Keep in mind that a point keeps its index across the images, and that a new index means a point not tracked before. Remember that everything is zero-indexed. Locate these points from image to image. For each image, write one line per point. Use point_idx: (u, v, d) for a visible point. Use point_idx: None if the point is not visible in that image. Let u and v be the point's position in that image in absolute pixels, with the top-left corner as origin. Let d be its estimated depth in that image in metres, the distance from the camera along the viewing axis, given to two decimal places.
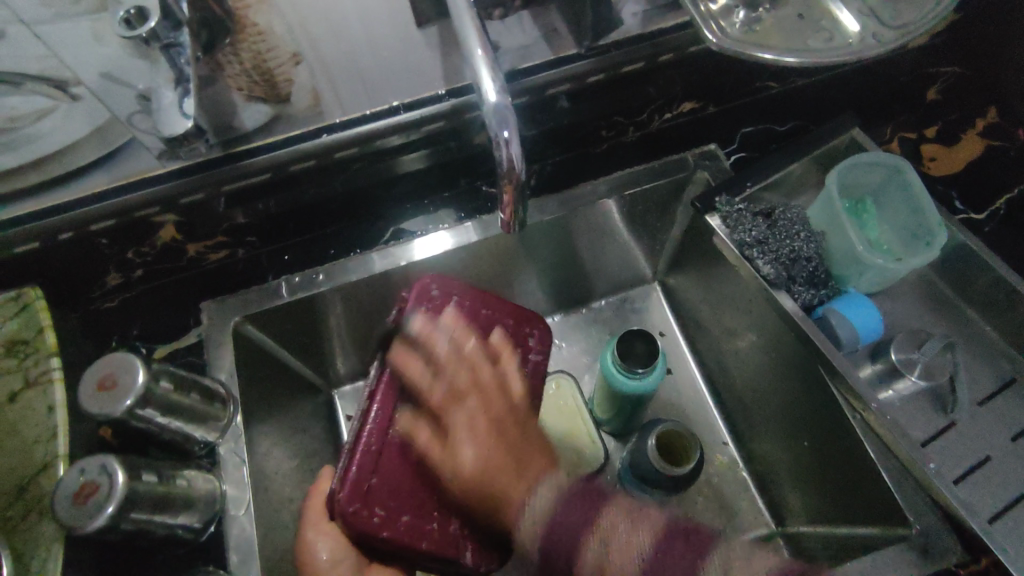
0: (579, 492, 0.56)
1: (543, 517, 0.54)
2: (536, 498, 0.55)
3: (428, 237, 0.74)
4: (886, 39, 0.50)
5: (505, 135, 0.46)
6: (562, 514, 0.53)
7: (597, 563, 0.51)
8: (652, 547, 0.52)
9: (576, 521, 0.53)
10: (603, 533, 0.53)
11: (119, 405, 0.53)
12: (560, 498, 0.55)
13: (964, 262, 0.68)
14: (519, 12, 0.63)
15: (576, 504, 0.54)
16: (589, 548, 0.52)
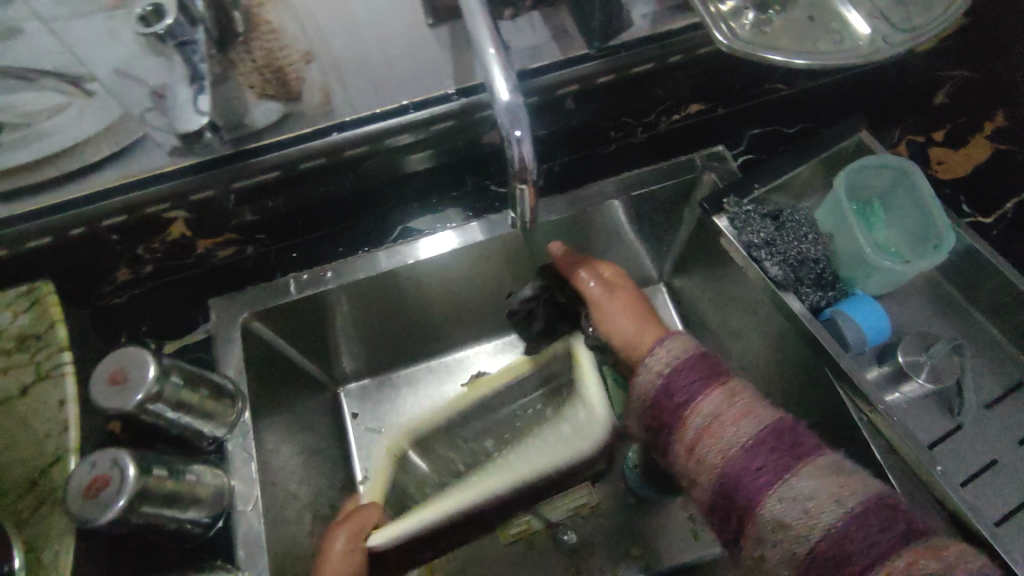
0: (705, 360, 0.54)
1: (672, 361, 0.54)
2: (671, 343, 0.55)
3: (435, 236, 0.75)
4: (895, 42, 0.50)
5: (518, 134, 0.45)
6: (687, 369, 0.53)
7: (706, 419, 0.50)
8: (762, 436, 0.48)
9: (687, 384, 0.52)
10: (722, 396, 0.51)
11: (129, 399, 0.53)
12: (687, 357, 0.54)
13: (970, 265, 0.68)
14: (530, 12, 0.64)
15: (691, 368, 0.53)
16: (698, 411, 0.51)
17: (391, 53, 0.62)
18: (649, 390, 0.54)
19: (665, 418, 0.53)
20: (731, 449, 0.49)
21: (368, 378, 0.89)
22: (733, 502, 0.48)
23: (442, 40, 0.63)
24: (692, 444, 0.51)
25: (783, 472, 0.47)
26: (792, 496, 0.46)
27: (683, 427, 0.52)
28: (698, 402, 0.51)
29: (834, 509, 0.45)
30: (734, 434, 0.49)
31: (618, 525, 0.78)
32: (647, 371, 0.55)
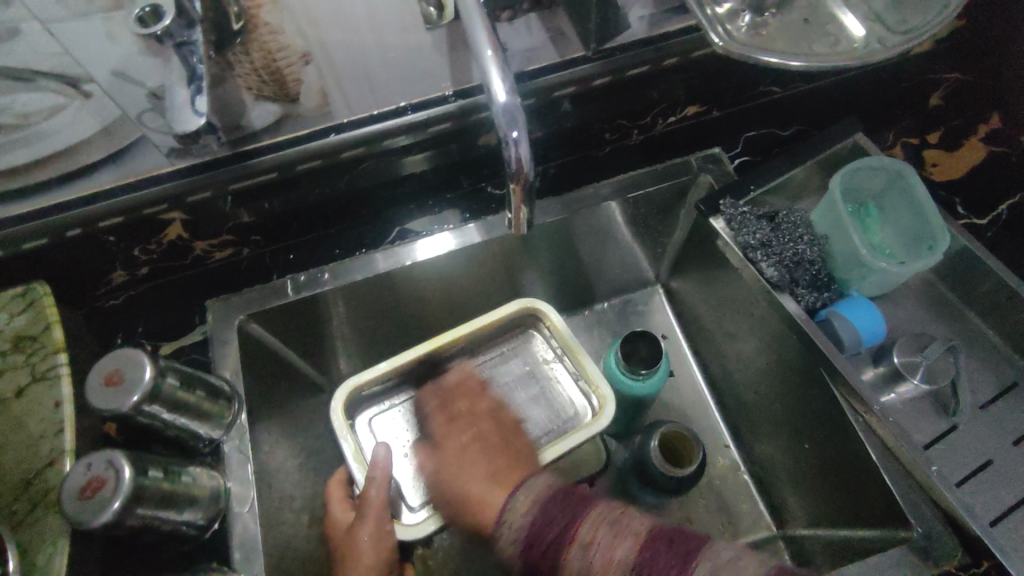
0: (563, 495, 0.52)
1: (525, 516, 0.51)
2: (520, 497, 0.53)
3: (431, 238, 0.75)
4: (889, 44, 0.50)
5: (514, 136, 0.45)
6: (545, 519, 0.50)
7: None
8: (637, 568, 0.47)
9: (555, 530, 0.49)
10: (581, 547, 0.48)
11: (125, 401, 0.53)
12: (537, 510, 0.51)
13: (966, 267, 0.68)
14: (528, 15, 0.65)
15: (554, 511, 0.50)
16: (569, 564, 0.48)
17: (389, 55, 0.62)
18: (517, 554, 0.51)
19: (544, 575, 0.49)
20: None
21: None
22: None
23: (440, 42, 0.63)
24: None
25: None
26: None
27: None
28: (563, 558, 0.48)
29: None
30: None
31: None
32: (504, 549, 0.52)
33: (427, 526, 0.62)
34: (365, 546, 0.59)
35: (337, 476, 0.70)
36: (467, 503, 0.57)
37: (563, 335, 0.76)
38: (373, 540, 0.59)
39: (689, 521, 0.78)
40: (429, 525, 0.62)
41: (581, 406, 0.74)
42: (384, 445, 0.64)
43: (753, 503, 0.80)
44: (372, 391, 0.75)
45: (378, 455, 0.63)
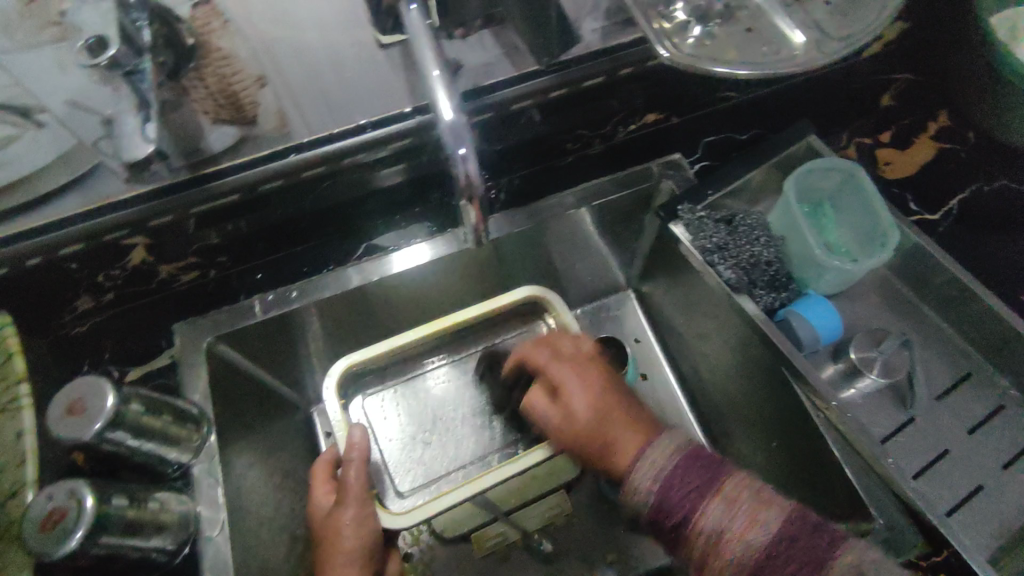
0: (701, 460, 0.53)
1: (656, 475, 0.53)
2: (658, 446, 0.55)
3: (407, 250, 0.75)
4: (829, 51, 0.52)
5: (462, 153, 0.46)
6: (676, 479, 0.52)
7: (713, 534, 0.49)
8: (774, 554, 0.48)
9: (694, 482, 0.51)
10: (722, 502, 0.50)
11: (88, 429, 0.53)
12: (676, 463, 0.53)
13: (918, 262, 0.70)
14: (480, 31, 0.65)
15: (693, 467, 0.52)
16: (700, 526, 0.50)
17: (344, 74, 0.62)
18: (642, 511, 0.54)
19: (669, 532, 0.52)
20: (746, 563, 0.48)
21: None
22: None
23: (395, 62, 0.63)
24: (703, 558, 0.50)
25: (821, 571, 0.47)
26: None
27: (690, 543, 0.51)
28: (696, 518, 0.50)
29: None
30: (744, 550, 0.48)
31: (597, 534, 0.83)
32: (637, 488, 0.54)
33: (414, 514, 0.66)
34: (347, 528, 0.61)
35: (321, 458, 0.69)
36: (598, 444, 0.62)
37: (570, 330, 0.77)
38: (355, 518, 0.62)
39: None
40: (413, 516, 0.66)
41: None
42: (360, 428, 0.68)
43: None
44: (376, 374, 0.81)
45: (352, 437, 0.67)
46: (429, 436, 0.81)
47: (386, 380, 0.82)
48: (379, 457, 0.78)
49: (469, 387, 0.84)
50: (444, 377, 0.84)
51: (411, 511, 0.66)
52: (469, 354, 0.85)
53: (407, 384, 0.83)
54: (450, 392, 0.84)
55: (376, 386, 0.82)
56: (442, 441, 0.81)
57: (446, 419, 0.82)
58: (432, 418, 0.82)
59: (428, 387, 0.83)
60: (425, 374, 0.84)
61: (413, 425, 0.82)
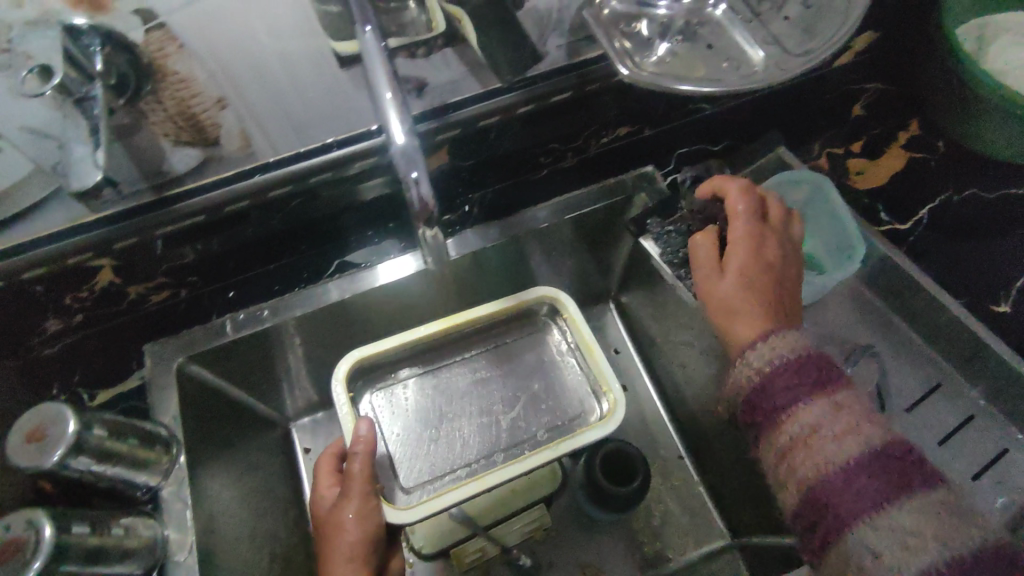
0: (813, 364, 0.52)
1: (772, 361, 0.53)
2: (775, 339, 0.54)
3: (391, 263, 0.75)
4: (788, 66, 0.52)
5: (414, 176, 0.46)
6: (785, 371, 0.52)
7: (804, 425, 0.49)
8: (852, 467, 0.47)
9: (805, 382, 0.51)
10: (829, 407, 0.49)
11: (47, 457, 0.52)
12: (792, 356, 0.53)
13: (889, 273, 0.70)
14: (445, 49, 0.61)
15: (808, 369, 0.51)
16: (795, 419, 0.50)
17: (307, 95, 0.58)
18: (737, 398, 0.55)
19: (760, 417, 0.52)
20: (829, 462, 0.47)
21: (321, 412, 0.90)
22: (824, 517, 0.47)
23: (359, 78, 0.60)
24: (787, 447, 0.50)
25: (883, 502, 0.45)
26: (925, 509, 0.44)
27: (778, 431, 0.51)
28: (796, 410, 0.50)
29: (940, 552, 0.43)
30: (833, 450, 0.48)
31: (576, 545, 0.82)
32: (744, 366, 0.54)
33: (416, 511, 0.62)
34: (348, 523, 0.60)
35: (327, 450, 0.68)
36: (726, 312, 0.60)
37: (579, 329, 0.74)
38: (357, 513, 0.60)
39: (647, 535, 0.82)
40: (417, 512, 0.62)
41: (588, 404, 0.73)
42: (367, 422, 0.63)
43: (709, 511, 0.84)
44: (379, 366, 0.74)
45: (359, 431, 0.63)
46: (439, 434, 0.72)
47: (390, 372, 0.75)
48: (381, 451, 0.70)
49: (480, 383, 0.76)
50: (453, 372, 0.76)
51: (413, 508, 0.62)
52: (479, 353, 0.78)
53: (417, 380, 0.75)
54: (458, 388, 0.76)
55: (383, 381, 0.74)
56: (450, 439, 0.72)
57: (456, 416, 0.74)
58: (439, 415, 0.74)
59: (441, 383, 0.76)
60: (433, 369, 0.76)
61: (420, 423, 0.73)
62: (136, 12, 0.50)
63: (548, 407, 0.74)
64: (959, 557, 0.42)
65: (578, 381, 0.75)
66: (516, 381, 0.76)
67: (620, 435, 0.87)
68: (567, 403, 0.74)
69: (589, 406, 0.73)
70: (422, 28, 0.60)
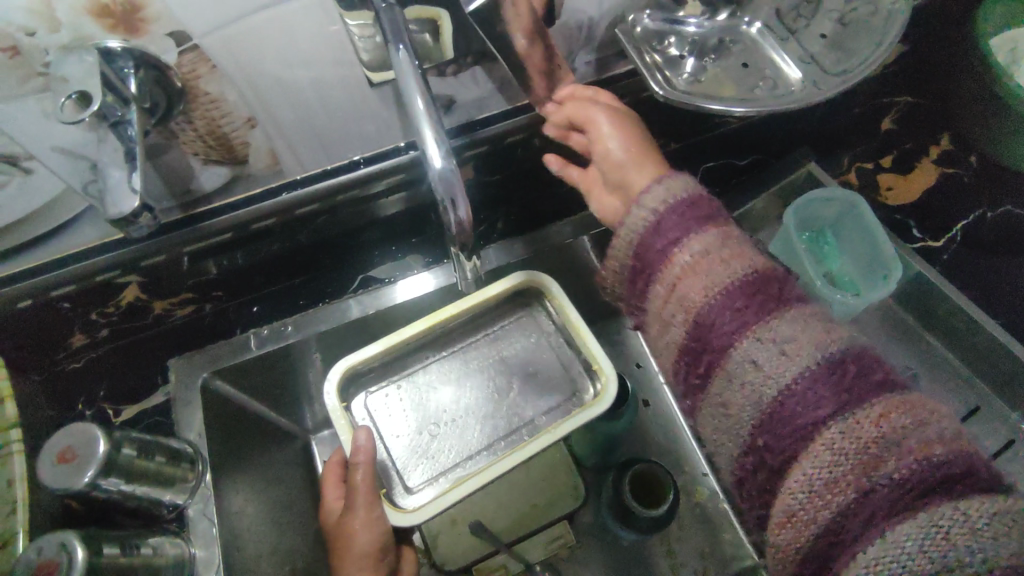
0: (699, 204, 0.52)
1: (668, 200, 0.52)
2: (669, 183, 0.53)
3: (411, 279, 0.74)
4: (825, 86, 0.52)
5: (452, 200, 0.45)
6: (672, 214, 0.52)
7: (692, 252, 0.49)
8: (733, 289, 0.47)
9: (684, 226, 0.51)
10: (705, 241, 0.49)
11: (79, 478, 0.52)
12: (686, 194, 0.52)
13: (924, 292, 0.69)
14: (472, 68, 0.58)
15: (686, 211, 0.51)
16: (685, 252, 0.50)
17: (336, 113, 0.57)
18: (629, 252, 0.54)
19: (650, 259, 0.52)
20: (712, 285, 0.48)
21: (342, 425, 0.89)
22: (709, 338, 0.48)
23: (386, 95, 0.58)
24: (674, 278, 0.50)
25: (761, 316, 0.46)
26: (796, 316, 0.45)
27: (669, 266, 0.50)
28: (685, 242, 0.50)
29: (806, 359, 0.43)
30: (719, 274, 0.48)
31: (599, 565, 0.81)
32: (638, 218, 0.53)
33: (423, 511, 0.60)
34: (359, 532, 0.59)
35: (332, 459, 0.68)
36: (624, 173, 0.60)
37: (566, 311, 0.70)
38: (365, 523, 0.59)
39: (672, 554, 0.81)
40: (423, 513, 0.60)
41: (581, 383, 0.70)
42: (366, 430, 0.62)
43: (734, 530, 0.82)
44: (372, 367, 0.70)
45: (358, 441, 0.62)
46: (438, 427, 0.69)
47: (385, 373, 0.71)
48: (382, 455, 0.67)
49: (477, 374, 0.72)
50: (449, 364, 0.72)
51: (422, 507, 0.60)
52: (475, 339, 0.73)
53: (412, 374, 0.72)
54: (454, 380, 0.71)
55: (380, 380, 0.71)
56: (450, 431, 0.69)
57: (453, 407, 0.70)
58: (437, 409, 0.70)
59: (438, 374, 0.72)
60: (428, 361, 0.72)
61: (420, 418, 0.70)
62: (171, 34, 0.46)
63: (548, 388, 0.70)
64: (829, 357, 0.43)
65: (569, 360, 0.72)
66: (512, 366, 0.72)
67: (643, 452, 0.86)
68: (559, 382, 0.71)
69: (582, 387, 0.70)
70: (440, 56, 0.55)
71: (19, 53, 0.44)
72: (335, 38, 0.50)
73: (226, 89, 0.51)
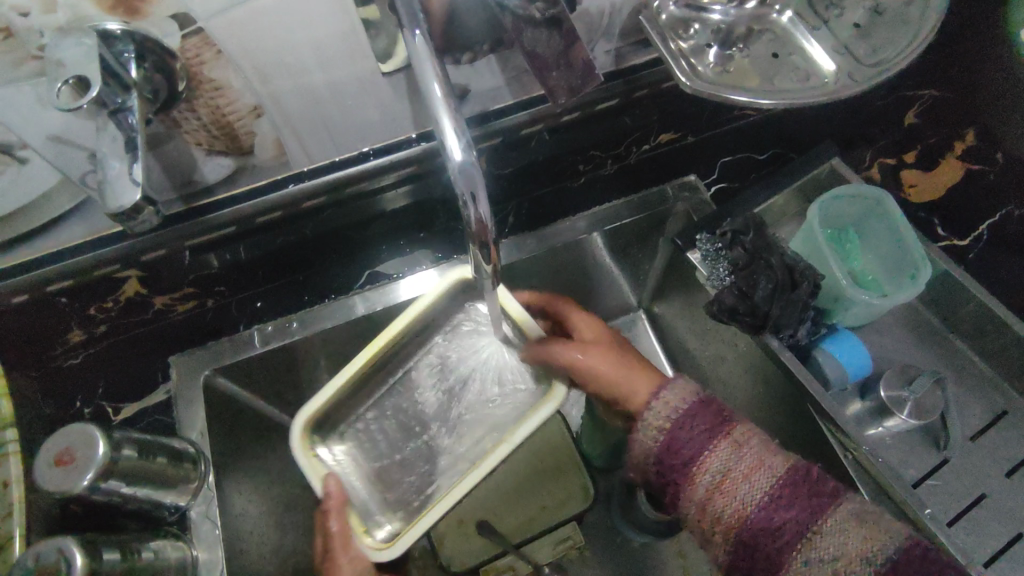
0: (708, 408, 0.53)
1: (674, 413, 0.53)
2: (670, 391, 0.55)
3: (416, 276, 0.72)
4: (861, 79, 0.50)
5: (473, 195, 0.43)
6: (685, 422, 0.53)
7: (719, 472, 0.50)
8: (770, 500, 0.49)
9: (699, 435, 0.52)
10: (731, 448, 0.51)
11: (78, 481, 0.50)
12: (692, 402, 0.54)
13: (950, 292, 0.67)
14: (487, 56, 0.55)
15: (699, 417, 0.53)
16: (706, 469, 0.51)
17: (345, 101, 0.54)
18: (651, 465, 0.54)
19: (675, 474, 0.52)
20: (747, 505, 0.49)
21: None
22: (758, 551, 0.49)
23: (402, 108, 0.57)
24: (705, 500, 0.51)
25: (805, 525, 0.47)
26: (838, 531, 0.47)
27: (693, 482, 0.51)
28: (705, 457, 0.51)
29: (865, 567, 0.46)
30: (750, 488, 0.49)
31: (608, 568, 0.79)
32: (646, 434, 0.54)
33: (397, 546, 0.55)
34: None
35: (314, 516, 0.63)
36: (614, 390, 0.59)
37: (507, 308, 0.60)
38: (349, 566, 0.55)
39: (681, 554, 0.80)
40: (400, 546, 0.54)
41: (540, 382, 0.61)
42: (335, 478, 0.57)
43: None
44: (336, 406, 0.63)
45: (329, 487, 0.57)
46: (405, 448, 0.63)
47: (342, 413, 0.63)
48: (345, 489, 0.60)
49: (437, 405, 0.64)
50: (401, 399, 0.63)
51: (395, 544, 0.55)
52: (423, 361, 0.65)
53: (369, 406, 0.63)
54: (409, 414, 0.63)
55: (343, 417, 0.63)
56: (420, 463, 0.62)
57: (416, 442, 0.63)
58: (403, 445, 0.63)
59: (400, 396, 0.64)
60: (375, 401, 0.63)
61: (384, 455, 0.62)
62: (174, 16, 0.44)
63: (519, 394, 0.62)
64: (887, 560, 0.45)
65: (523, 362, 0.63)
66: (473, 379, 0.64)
67: None
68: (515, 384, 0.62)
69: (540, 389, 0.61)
70: (460, 40, 0.53)
71: (14, 35, 0.42)
72: (345, 19, 0.47)
73: (231, 75, 0.49)
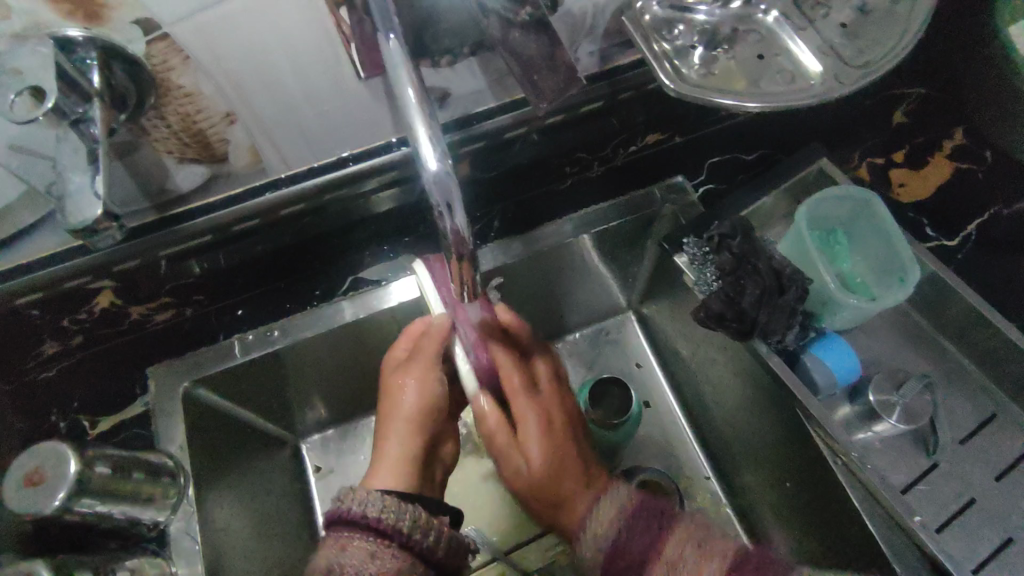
0: (644, 517, 0.53)
1: (612, 524, 0.53)
2: (606, 508, 0.55)
3: (403, 281, 0.70)
4: (847, 82, 0.49)
5: (448, 205, 0.42)
6: (624, 539, 0.52)
7: None
8: None
9: (639, 552, 0.51)
10: (669, 564, 0.50)
11: (50, 502, 0.49)
12: (624, 520, 0.53)
13: (938, 293, 0.66)
14: (468, 59, 0.54)
15: (637, 532, 0.52)
16: None
17: (320, 107, 0.52)
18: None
19: None
20: None
21: (332, 429, 0.84)
22: None
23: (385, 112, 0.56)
24: None
25: None
26: None
27: None
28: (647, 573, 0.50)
29: None
30: None
31: None
32: (585, 555, 0.54)
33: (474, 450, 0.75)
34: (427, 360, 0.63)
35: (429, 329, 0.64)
36: (553, 496, 0.59)
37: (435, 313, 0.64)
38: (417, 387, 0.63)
39: None
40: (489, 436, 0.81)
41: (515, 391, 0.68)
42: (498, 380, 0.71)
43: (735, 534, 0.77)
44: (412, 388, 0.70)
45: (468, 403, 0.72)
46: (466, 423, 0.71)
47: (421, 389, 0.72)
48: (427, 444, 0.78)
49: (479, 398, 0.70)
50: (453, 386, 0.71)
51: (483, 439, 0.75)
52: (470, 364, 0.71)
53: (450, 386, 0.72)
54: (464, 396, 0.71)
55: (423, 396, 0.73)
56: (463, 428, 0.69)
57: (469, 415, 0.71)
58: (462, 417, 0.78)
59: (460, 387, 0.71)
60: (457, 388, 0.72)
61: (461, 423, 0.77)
62: (137, 22, 0.43)
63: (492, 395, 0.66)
64: None
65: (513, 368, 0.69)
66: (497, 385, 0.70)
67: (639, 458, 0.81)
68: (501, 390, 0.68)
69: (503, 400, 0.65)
70: (441, 43, 0.52)
71: None
72: (317, 23, 0.46)
73: (201, 82, 0.47)
